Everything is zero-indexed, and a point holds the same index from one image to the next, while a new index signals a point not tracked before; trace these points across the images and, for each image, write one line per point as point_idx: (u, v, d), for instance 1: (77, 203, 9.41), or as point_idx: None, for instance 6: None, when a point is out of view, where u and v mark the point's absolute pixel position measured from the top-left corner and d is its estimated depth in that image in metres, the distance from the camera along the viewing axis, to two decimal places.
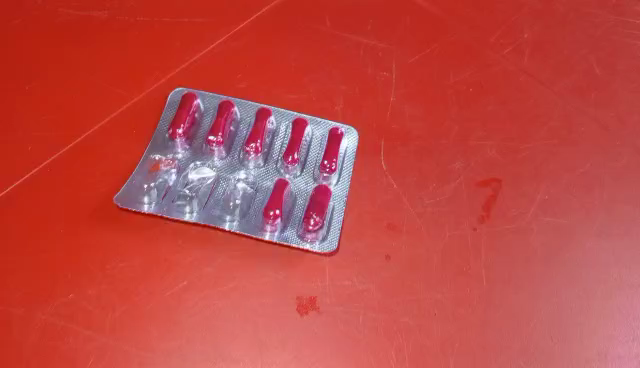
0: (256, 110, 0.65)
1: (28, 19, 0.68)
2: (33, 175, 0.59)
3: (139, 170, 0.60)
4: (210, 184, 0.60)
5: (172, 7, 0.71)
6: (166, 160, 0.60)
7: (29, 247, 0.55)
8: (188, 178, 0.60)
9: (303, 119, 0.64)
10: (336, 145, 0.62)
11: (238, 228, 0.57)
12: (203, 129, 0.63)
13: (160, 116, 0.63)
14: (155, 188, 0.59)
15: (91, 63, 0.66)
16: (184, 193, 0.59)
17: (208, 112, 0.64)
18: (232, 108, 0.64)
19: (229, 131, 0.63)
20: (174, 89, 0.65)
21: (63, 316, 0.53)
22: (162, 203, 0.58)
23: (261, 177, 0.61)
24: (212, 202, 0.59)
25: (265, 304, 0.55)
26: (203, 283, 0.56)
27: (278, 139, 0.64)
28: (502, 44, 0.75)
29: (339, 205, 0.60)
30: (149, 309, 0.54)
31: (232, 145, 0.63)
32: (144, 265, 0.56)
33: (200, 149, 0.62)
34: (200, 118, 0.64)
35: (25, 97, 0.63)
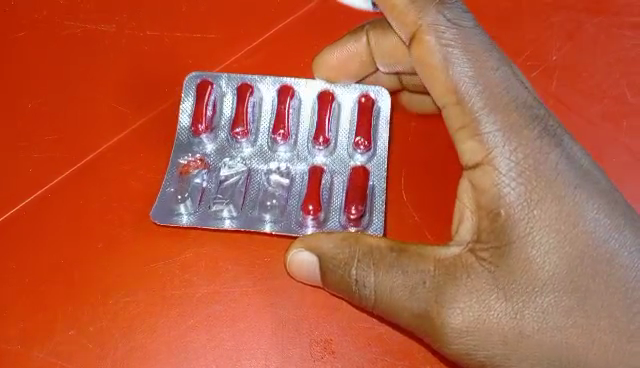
0: (277, 88, 0.62)
1: (31, 31, 0.64)
2: (35, 201, 0.56)
3: (168, 178, 0.57)
4: (242, 180, 0.58)
5: (181, 19, 0.67)
6: (194, 162, 0.59)
7: (29, 279, 0.53)
8: (221, 175, 0.59)
9: (328, 93, 0.62)
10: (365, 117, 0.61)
11: (278, 228, 0.56)
12: (226, 116, 0.62)
13: (179, 112, 0.61)
14: (189, 197, 0.57)
15: (97, 79, 0.62)
16: (218, 194, 0.57)
17: (227, 97, 0.62)
18: (250, 90, 0.62)
19: (252, 117, 0.61)
20: (188, 75, 0.62)
21: (67, 351, 0.51)
22: (197, 208, 0.56)
23: (293, 165, 0.60)
24: (247, 203, 0.57)
25: (276, 345, 0.53)
26: (210, 322, 0.53)
27: (305, 117, 0.62)
28: (530, 66, 0.69)
29: (379, 183, 0.59)
30: (154, 347, 0.52)
31: (259, 130, 0.61)
32: (149, 300, 0.53)
33: (224, 141, 0.60)
34: (220, 103, 0.62)
35: (28, 116, 0.60)
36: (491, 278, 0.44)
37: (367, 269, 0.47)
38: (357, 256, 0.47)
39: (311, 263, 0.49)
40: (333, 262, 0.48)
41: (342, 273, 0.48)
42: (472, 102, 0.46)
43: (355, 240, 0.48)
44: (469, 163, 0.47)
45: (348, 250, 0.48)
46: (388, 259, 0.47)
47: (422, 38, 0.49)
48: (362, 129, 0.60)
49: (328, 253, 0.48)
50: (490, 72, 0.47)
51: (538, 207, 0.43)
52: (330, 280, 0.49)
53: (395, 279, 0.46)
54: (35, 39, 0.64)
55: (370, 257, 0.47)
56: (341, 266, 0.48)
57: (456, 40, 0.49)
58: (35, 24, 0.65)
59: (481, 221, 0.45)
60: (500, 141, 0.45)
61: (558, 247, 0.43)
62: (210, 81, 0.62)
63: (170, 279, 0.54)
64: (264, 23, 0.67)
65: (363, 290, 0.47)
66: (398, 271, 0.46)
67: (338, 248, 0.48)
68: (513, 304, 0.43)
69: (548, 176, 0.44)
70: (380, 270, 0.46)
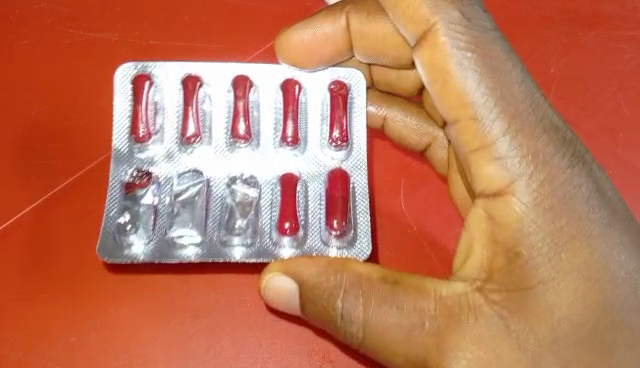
0: (232, 81, 0.60)
1: (32, 39, 0.64)
2: (34, 210, 0.56)
3: (112, 202, 0.54)
4: (201, 189, 0.56)
5: (182, 28, 0.67)
6: (140, 180, 0.56)
7: (29, 287, 0.53)
8: (175, 190, 0.56)
9: (294, 83, 0.60)
10: (340, 110, 0.59)
11: (248, 253, 0.54)
12: (169, 115, 0.59)
13: (114, 124, 0.58)
14: (140, 225, 0.54)
15: (98, 87, 0.62)
16: (178, 212, 0.55)
17: (167, 91, 0.59)
18: (198, 83, 0.59)
19: (202, 114, 0.59)
20: (118, 70, 0.59)
21: (65, 358, 0.51)
22: (152, 230, 0.54)
23: (256, 168, 0.58)
24: (211, 223, 0.55)
25: (275, 353, 0.53)
26: (210, 331, 0.53)
27: (269, 110, 0.60)
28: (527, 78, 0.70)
29: (360, 183, 0.58)
30: (153, 355, 0.52)
31: (207, 129, 0.59)
32: (148, 309, 0.53)
33: (172, 144, 0.58)
34: (157, 100, 0.59)
35: (27, 124, 0.60)
36: (503, 322, 0.43)
37: (353, 301, 0.45)
38: (344, 284, 0.46)
39: (289, 290, 0.48)
40: (317, 291, 0.46)
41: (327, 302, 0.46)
42: (494, 126, 0.47)
43: (339, 271, 0.47)
44: (486, 191, 0.47)
45: (332, 281, 0.46)
46: (380, 292, 0.45)
47: (436, 37, 0.50)
48: (337, 127, 0.58)
49: (312, 284, 0.46)
50: (510, 85, 0.48)
51: (561, 248, 0.44)
52: (310, 309, 0.47)
53: (390, 317, 0.44)
54: (34, 47, 0.64)
55: (358, 289, 0.46)
56: (324, 296, 0.46)
57: (469, 44, 0.50)
58: (36, 31, 0.65)
59: (495, 258, 0.45)
60: (523, 171, 0.46)
61: (578, 292, 0.43)
62: (146, 77, 0.59)
63: (174, 291, 0.55)
64: (265, 34, 0.67)
65: (350, 324, 0.45)
66: (391, 307, 0.44)
67: (320, 277, 0.47)
68: (528, 356, 0.42)
69: (571, 212, 0.45)
70: (368, 302, 0.45)
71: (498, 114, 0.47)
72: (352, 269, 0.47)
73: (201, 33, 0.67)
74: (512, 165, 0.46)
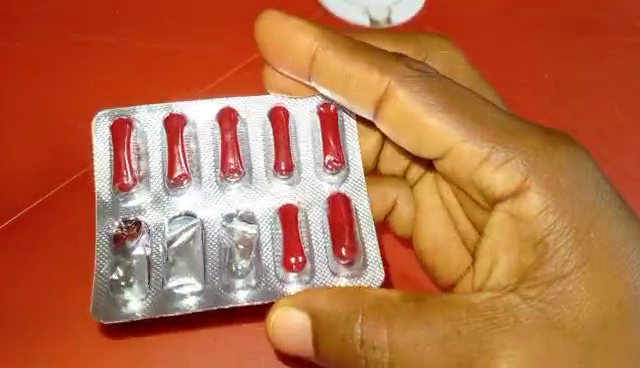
0: (217, 115, 0.59)
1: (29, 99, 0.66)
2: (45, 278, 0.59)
3: (104, 259, 0.54)
4: (196, 232, 0.55)
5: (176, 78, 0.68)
6: (129, 230, 0.55)
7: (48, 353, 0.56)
8: (169, 236, 0.55)
9: (282, 110, 0.59)
10: (332, 134, 0.58)
11: (250, 295, 0.53)
12: (154, 158, 0.58)
13: (98, 177, 0.57)
14: (136, 279, 0.53)
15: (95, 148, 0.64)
16: (174, 262, 0.53)
17: (149, 135, 0.59)
18: (181, 121, 0.58)
19: (190, 152, 0.58)
20: (96, 117, 0.58)
21: None
22: (147, 283, 0.53)
23: (250, 203, 0.57)
24: (210, 268, 0.54)
25: None
26: None
27: (260, 142, 0.59)
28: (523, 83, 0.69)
29: (364, 208, 0.57)
30: None
31: (195, 172, 0.58)
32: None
33: (158, 188, 0.57)
34: (139, 145, 0.58)
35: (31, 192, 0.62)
36: (545, 315, 0.44)
37: (377, 323, 0.45)
38: (361, 311, 0.45)
39: (304, 327, 0.45)
40: (336, 321, 0.45)
41: (349, 330, 0.45)
42: (486, 143, 0.49)
43: (357, 299, 0.46)
44: (505, 194, 0.48)
45: (350, 310, 0.45)
46: (398, 319, 0.45)
47: (394, 97, 0.53)
48: (330, 152, 0.58)
49: (330, 316, 0.45)
50: (480, 105, 0.51)
51: (583, 237, 0.46)
52: (327, 343, 0.45)
53: (420, 335, 0.44)
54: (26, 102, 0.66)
55: (378, 317, 0.45)
56: (344, 326, 0.45)
57: (433, 73, 0.53)
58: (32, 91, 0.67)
59: (525, 258, 0.46)
60: (535, 169, 0.47)
61: (607, 276, 0.45)
62: (124, 121, 0.58)
63: (185, 334, 0.57)
64: None
65: (376, 350, 0.44)
66: (418, 323, 0.44)
67: (338, 307, 0.45)
68: (576, 346, 0.43)
69: (584, 201, 0.47)
70: (390, 327, 0.45)
71: (492, 123, 0.50)
72: (367, 296, 0.46)
73: (182, 64, 0.69)
74: (524, 165, 0.47)
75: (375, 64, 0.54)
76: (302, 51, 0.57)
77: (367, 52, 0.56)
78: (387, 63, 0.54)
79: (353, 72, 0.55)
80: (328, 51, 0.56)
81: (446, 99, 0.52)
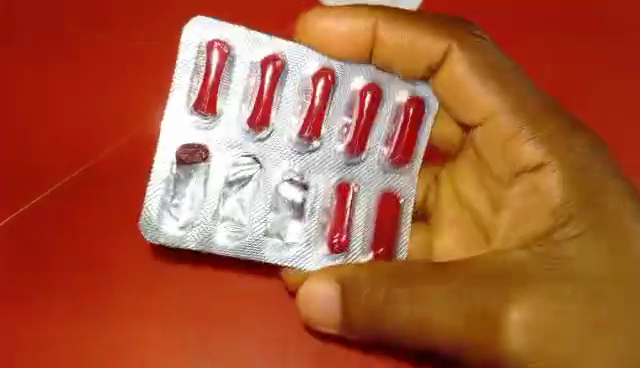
0: (314, 74, 0.62)
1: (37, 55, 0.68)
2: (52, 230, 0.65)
3: (162, 166, 0.60)
4: (259, 187, 0.62)
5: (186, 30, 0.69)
6: (196, 157, 0.60)
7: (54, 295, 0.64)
8: (232, 171, 0.61)
9: (373, 86, 0.63)
10: (412, 127, 0.63)
11: (284, 255, 0.61)
12: (247, 93, 0.61)
13: (169, 99, 0.60)
14: (178, 203, 0.60)
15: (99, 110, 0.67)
16: (238, 208, 0.61)
17: (240, 68, 0.61)
18: (277, 62, 0.61)
19: (276, 101, 0.62)
20: (196, 19, 0.60)
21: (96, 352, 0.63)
22: (199, 218, 0.60)
23: (315, 170, 0.62)
24: (257, 213, 0.61)
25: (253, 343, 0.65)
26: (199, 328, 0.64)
27: (344, 100, 0.63)
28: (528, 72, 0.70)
29: (410, 203, 0.64)
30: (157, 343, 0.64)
31: (283, 106, 0.62)
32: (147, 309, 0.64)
33: (240, 132, 0.61)
34: (235, 75, 0.61)
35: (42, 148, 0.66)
36: (550, 272, 0.55)
37: (384, 299, 0.53)
38: (389, 290, 0.53)
39: (330, 300, 0.54)
40: (358, 302, 0.53)
41: (374, 309, 0.53)
42: (525, 127, 0.60)
43: (383, 283, 0.53)
44: (524, 166, 0.60)
45: (376, 297, 0.53)
46: (413, 291, 0.53)
47: (452, 69, 0.63)
48: (400, 148, 0.63)
49: (364, 304, 0.53)
50: (526, 99, 0.61)
51: (580, 212, 0.57)
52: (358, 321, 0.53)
53: (419, 304, 0.53)
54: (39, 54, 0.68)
55: (396, 298, 0.53)
56: (373, 306, 0.53)
57: (489, 58, 0.63)
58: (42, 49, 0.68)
59: (541, 221, 0.58)
60: (541, 150, 0.59)
61: (604, 252, 0.56)
62: (223, 51, 0.61)
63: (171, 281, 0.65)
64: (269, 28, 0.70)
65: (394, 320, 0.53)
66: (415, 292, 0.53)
67: (369, 297, 0.53)
68: (592, 316, 0.54)
69: (595, 185, 0.58)
70: (400, 304, 0.53)
71: (514, 107, 0.61)
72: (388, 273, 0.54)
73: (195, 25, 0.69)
74: (535, 146, 0.59)
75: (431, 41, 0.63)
76: (363, 36, 0.63)
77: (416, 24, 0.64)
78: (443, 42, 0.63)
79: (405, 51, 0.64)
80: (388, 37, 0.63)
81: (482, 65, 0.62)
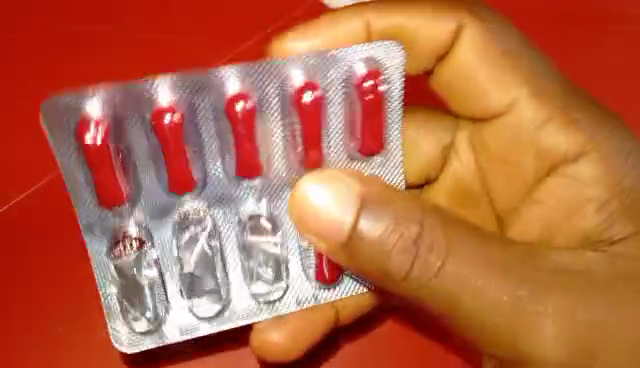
0: (155, 112, 0.75)
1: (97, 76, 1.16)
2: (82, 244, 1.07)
3: (113, 286, 0.80)
4: (208, 255, 0.82)
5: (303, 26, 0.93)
6: (134, 243, 0.80)
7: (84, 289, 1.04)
8: (142, 235, 0.80)
9: (298, 88, 0.77)
10: (370, 129, 0.79)
11: (250, 292, 0.83)
12: (140, 150, 0.78)
13: (64, 168, 0.74)
14: (149, 293, 0.80)
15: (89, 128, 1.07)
16: (189, 282, 0.82)
17: (128, 131, 0.77)
18: (160, 115, 0.75)
19: (162, 137, 0.75)
20: (44, 113, 0.72)
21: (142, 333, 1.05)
22: (160, 303, 0.81)
23: (260, 194, 0.83)
24: (221, 262, 0.83)
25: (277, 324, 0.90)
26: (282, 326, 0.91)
27: (228, 130, 0.78)
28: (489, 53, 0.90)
29: (395, 159, 0.84)
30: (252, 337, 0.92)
31: (334, 116, 0.81)
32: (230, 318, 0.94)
33: (157, 207, 0.81)
34: (132, 139, 0.78)
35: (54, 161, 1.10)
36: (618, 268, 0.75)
37: (414, 243, 0.70)
38: (416, 243, 0.70)
39: (331, 211, 0.69)
40: (400, 246, 0.69)
41: (403, 264, 0.70)
42: (597, 159, 0.83)
43: (418, 238, 0.70)
44: (593, 196, 0.82)
45: (413, 246, 0.70)
46: (452, 263, 0.71)
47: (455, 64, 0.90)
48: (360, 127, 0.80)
49: (403, 255, 0.70)
50: (576, 111, 0.86)
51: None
52: (405, 282, 0.71)
53: (459, 271, 0.71)
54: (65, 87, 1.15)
55: (427, 261, 0.70)
56: (394, 250, 0.69)
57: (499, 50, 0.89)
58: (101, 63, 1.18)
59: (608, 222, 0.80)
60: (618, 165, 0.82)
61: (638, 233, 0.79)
62: (83, 127, 0.73)
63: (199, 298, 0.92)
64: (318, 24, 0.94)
65: (412, 279, 0.71)
66: (441, 258, 0.70)
67: (411, 249, 0.70)
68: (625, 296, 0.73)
69: None
70: (421, 255, 0.70)
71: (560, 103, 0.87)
72: (419, 235, 0.70)
73: None
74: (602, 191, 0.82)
75: (493, 69, 0.88)
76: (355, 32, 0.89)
77: (491, 52, 0.89)
78: (510, 72, 0.88)
79: (474, 74, 0.90)
80: (456, 71, 0.91)
81: (519, 79, 0.88)
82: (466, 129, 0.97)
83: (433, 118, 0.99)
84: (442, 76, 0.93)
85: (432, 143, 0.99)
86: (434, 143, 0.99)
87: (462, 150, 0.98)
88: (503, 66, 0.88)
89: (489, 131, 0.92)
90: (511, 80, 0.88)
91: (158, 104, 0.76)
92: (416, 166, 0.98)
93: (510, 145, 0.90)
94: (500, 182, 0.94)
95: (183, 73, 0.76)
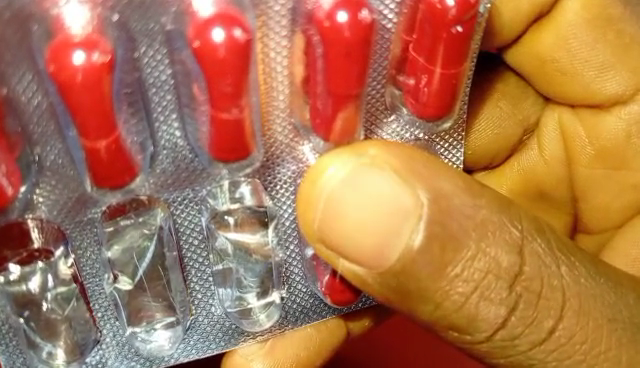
0: (60, 43, 0.40)
1: None
2: None
3: (5, 311, 0.53)
4: (154, 265, 0.54)
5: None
6: (36, 251, 0.51)
7: None
8: (49, 236, 0.52)
9: (335, 12, 0.44)
10: (437, 81, 0.49)
11: (228, 321, 0.59)
12: (40, 113, 0.45)
13: None
14: (60, 322, 0.53)
15: None
16: (127, 302, 0.54)
17: (11, 82, 0.43)
18: (71, 49, 0.39)
19: (72, 90, 0.40)
20: None
21: None
22: (82, 335, 0.54)
23: (237, 182, 0.54)
24: (175, 276, 0.55)
25: (276, 358, 0.63)
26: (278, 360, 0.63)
27: (192, 80, 0.44)
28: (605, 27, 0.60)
29: (461, 130, 0.55)
30: None
31: (379, 51, 0.50)
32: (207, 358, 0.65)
33: (73, 193, 0.51)
34: (24, 96, 0.44)
35: None
36: None
37: (512, 288, 0.49)
38: (513, 288, 0.49)
39: (371, 224, 0.46)
40: (485, 289, 0.48)
41: (492, 317, 0.49)
42: None
43: (517, 277, 0.49)
44: None
45: (508, 292, 0.49)
46: (566, 322, 0.50)
47: (566, 35, 0.60)
48: (423, 75, 0.49)
49: (495, 307, 0.49)
50: None
51: None
52: (491, 344, 0.50)
53: (580, 333, 0.51)
54: None
55: (527, 313, 0.50)
56: (477, 298, 0.48)
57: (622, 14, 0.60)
58: None
59: None
60: None
61: None
62: None
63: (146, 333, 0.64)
64: None
65: (497, 339, 0.50)
66: (550, 311, 0.50)
67: (507, 299, 0.49)
68: None
69: None
70: (519, 306, 0.49)
71: None
72: (518, 272, 0.49)
73: None
74: None
75: (615, 39, 0.61)
76: None
77: (613, 16, 0.60)
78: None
79: (590, 51, 0.61)
80: (558, 39, 0.60)
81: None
82: (558, 109, 0.66)
83: (512, 104, 0.67)
84: (534, 49, 0.62)
85: (506, 127, 0.67)
86: (509, 125, 0.67)
87: (548, 137, 0.67)
88: (631, 34, 0.61)
89: (603, 128, 0.63)
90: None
91: (55, 37, 0.40)
92: (479, 160, 0.67)
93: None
94: (602, 191, 0.65)
95: None
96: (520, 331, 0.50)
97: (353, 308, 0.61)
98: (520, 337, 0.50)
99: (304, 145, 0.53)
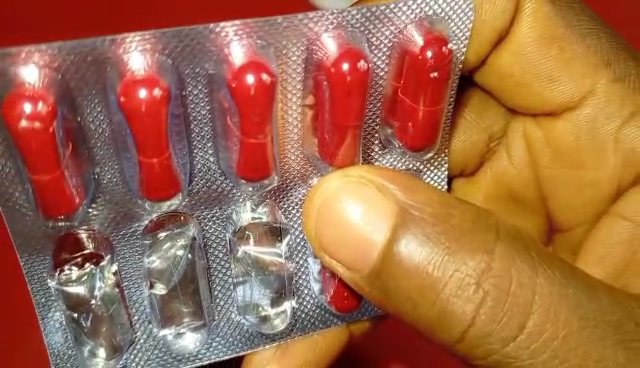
0: (127, 82, 0.52)
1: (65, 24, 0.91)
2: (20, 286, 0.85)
3: (58, 312, 0.62)
4: (185, 272, 0.63)
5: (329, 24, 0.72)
6: (89, 254, 0.61)
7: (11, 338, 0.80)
8: (100, 244, 0.62)
9: (338, 58, 0.56)
10: (420, 116, 0.60)
11: (246, 326, 0.68)
12: (104, 140, 0.57)
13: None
14: (102, 322, 0.62)
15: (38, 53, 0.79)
16: (162, 305, 0.64)
17: (86, 115, 0.55)
18: (136, 88, 0.51)
19: (137, 117, 0.51)
20: None
21: None
22: (122, 336, 0.63)
23: (260, 202, 0.65)
24: (202, 283, 0.64)
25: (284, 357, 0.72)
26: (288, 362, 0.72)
27: (227, 116, 0.56)
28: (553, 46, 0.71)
29: (441, 161, 0.67)
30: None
31: (373, 96, 0.62)
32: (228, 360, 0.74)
33: (123, 209, 0.61)
34: (93, 125, 0.56)
35: None
36: None
37: (480, 284, 0.55)
38: (480, 284, 0.55)
39: (367, 232, 0.55)
40: (456, 285, 0.55)
41: (462, 313, 0.55)
42: None
43: (484, 274, 0.55)
44: None
45: (476, 288, 0.55)
46: (535, 318, 0.55)
47: (520, 54, 0.71)
48: (409, 115, 0.61)
49: (462, 303, 0.55)
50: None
51: None
52: (466, 343, 0.56)
53: (551, 329, 0.56)
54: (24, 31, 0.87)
55: (496, 311, 0.55)
56: (448, 294, 0.55)
57: (566, 34, 0.71)
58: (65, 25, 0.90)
59: None
60: None
61: None
62: (17, 99, 0.50)
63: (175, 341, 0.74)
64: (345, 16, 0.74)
65: (471, 336, 0.56)
66: (518, 308, 0.55)
67: (474, 296, 0.55)
68: None
69: None
70: (487, 303, 0.55)
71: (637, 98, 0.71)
72: (485, 270, 0.55)
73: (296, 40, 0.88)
74: None
75: (559, 53, 0.71)
76: None
77: (556, 34, 0.71)
78: (582, 58, 0.71)
79: (541, 67, 0.72)
80: (513, 55, 0.71)
81: (593, 64, 0.72)
82: (522, 119, 0.77)
83: (482, 130, 0.79)
84: (494, 69, 0.73)
85: (475, 137, 0.79)
86: (476, 133, 0.79)
87: (516, 144, 0.78)
88: (573, 50, 0.71)
89: (558, 131, 0.74)
90: (585, 66, 0.71)
91: (123, 76, 0.52)
92: (459, 163, 0.79)
93: (591, 150, 0.73)
94: (565, 191, 0.76)
95: (169, 30, 0.54)
96: (493, 330, 0.55)
97: (355, 316, 0.70)
98: (491, 336, 0.55)
99: (314, 175, 0.65)
